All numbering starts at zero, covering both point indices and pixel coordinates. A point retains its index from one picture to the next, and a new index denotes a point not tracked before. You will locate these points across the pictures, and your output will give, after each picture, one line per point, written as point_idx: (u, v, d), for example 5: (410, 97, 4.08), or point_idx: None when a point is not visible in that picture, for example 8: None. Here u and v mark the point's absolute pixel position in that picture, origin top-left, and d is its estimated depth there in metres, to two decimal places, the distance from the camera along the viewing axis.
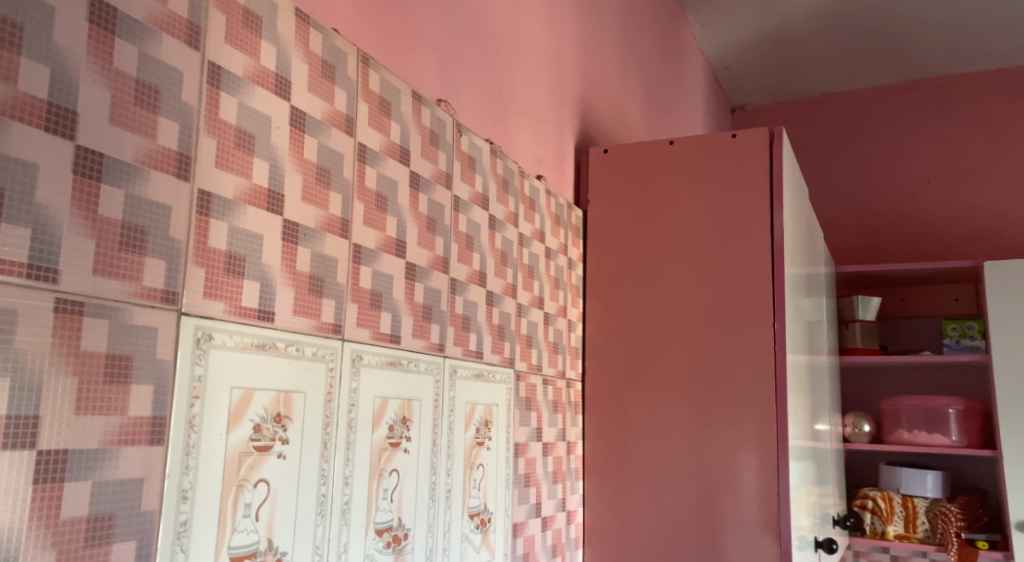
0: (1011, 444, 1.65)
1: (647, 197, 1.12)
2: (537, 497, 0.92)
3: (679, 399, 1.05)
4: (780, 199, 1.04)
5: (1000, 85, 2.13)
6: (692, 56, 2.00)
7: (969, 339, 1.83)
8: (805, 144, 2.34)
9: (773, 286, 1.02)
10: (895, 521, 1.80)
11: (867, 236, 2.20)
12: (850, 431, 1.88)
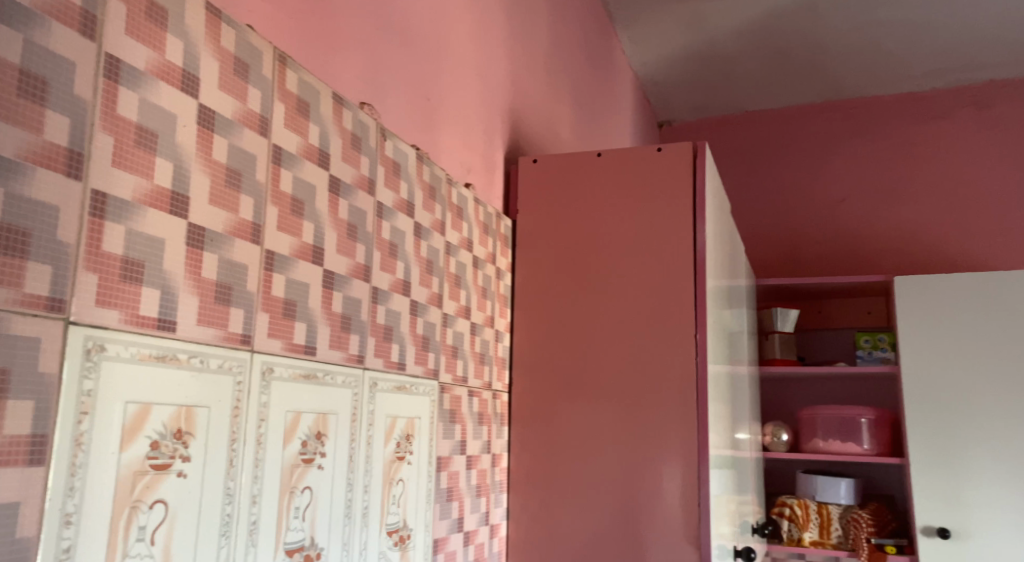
0: (919, 453, 1.71)
1: (575, 206, 1.11)
2: (460, 512, 0.90)
3: (605, 410, 1.04)
4: (702, 212, 1.05)
5: (911, 107, 2.22)
6: (621, 70, 2.01)
7: (880, 351, 1.89)
8: (729, 160, 2.39)
9: (696, 298, 1.03)
10: (811, 528, 1.84)
11: (787, 250, 2.25)
12: (769, 440, 1.92)
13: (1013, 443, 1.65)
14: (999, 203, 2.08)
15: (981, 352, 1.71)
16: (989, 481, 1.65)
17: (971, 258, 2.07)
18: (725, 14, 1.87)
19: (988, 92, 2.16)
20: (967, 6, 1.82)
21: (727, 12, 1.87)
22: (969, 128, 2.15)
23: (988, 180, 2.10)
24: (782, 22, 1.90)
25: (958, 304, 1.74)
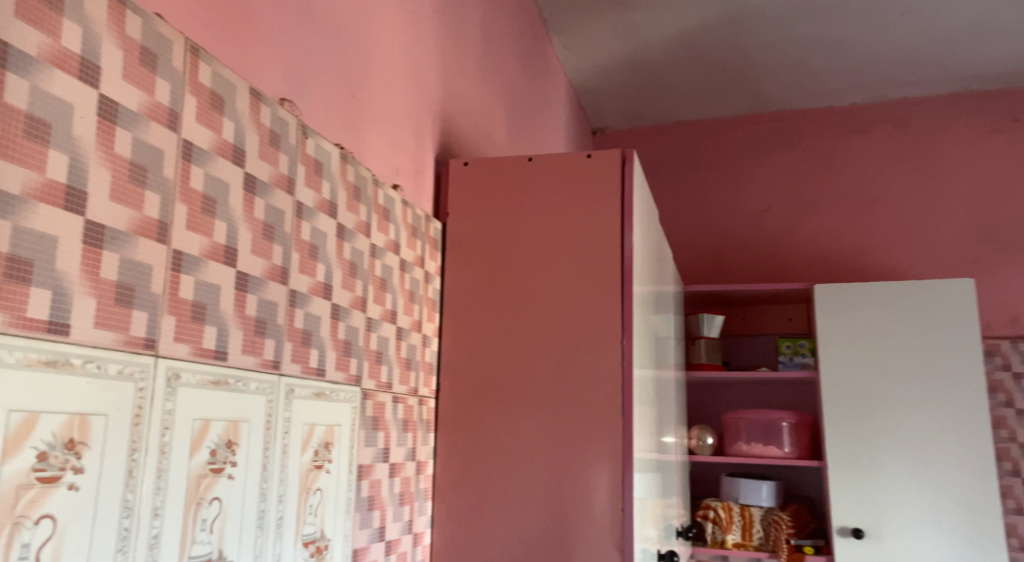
0: (836, 456, 1.76)
1: (505, 210, 1.11)
2: (382, 521, 0.88)
3: (531, 416, 1.04)
4: (629, 218, 1.06)
5: (832, 121, 2.29)
6: (556, 77, 2.02)
7: (801, 356, 1.95)
8: (660, 168, 2.42)
9: (622, 304, 1.04)
10: (734, 530, 1.88)
11: (714, 258, 2.29)
12: (695, 443, 1.95)
13: (923, 446, 1.72)
14: (912, 216, 2.16)
15: (894, 359, 1.77)
16: (901, 482, 1.71)
17: (886, 268, 2.15)
18: (656, 24, 1.90)
19: (903, 109, 2.24)
20: (885, 25, 1.88)
21: (657, 23, 1.89)
22: (885, 143, 2.23)
23: (902, 193, 2.19)
24: (711, 34, 1.93)
25: (874, 312, 1.80)
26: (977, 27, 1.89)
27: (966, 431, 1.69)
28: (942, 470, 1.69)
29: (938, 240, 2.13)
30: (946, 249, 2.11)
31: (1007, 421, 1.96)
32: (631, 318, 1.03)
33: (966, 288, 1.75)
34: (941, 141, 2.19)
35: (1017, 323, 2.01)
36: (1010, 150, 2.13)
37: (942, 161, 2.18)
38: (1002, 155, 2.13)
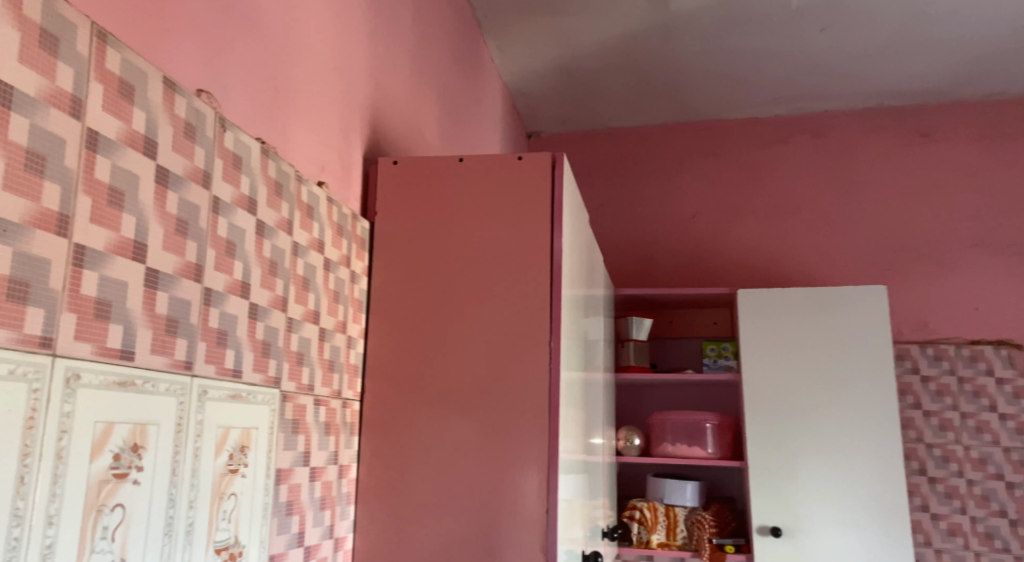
0: (760, 455, 1.93)
1: (447, 213, 1.22)
2: (301, 526, 0.99)
3: (465, 411, 1.15)
4: (559, 221, 1.19)
5: (754, 132, 2.48)
6: (490, 77, 2.14)
7: (724, 359, 2.11)
8: (594, 175, 2.57)
9: (550, 308, 1.17)
10: (659, 530, 2.03)
11: (642, 261, 2.45)
12: (622, 444, 2.09)
13: (839, 448, 1.89)
14: (827, 222, 2.36)
15: (814, 359, 1.95)
16: (819, 482, 1.89)
17: (801, 270, 2.34)
18: (593, 33, 2.04)
19: (822, 121, 2.45)
20: (801, 42, 2.07)
21: (593, 31, 2.04)
22: (803, 154, 2.43)
23: (816, 200, 2.39)
24: (642, 43, 2.09)
25: (794, 317, 1.98)
26: (880, 49, 2.09)
27: (879, 437, 1.88)
28: (858, 473, 1.87)
29: (853, 246, 2.33)
30: (858, 255, 2.32)
31: (916, 422, 2.16)
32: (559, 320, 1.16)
33: (879, 297, 1.94)
34: (858, 153, 2.40)
35: (925, 329, 2.22)
36: (917, 162, 2.35)
37: (857, 171, 2.38)
38: (911, 170, 2.35)
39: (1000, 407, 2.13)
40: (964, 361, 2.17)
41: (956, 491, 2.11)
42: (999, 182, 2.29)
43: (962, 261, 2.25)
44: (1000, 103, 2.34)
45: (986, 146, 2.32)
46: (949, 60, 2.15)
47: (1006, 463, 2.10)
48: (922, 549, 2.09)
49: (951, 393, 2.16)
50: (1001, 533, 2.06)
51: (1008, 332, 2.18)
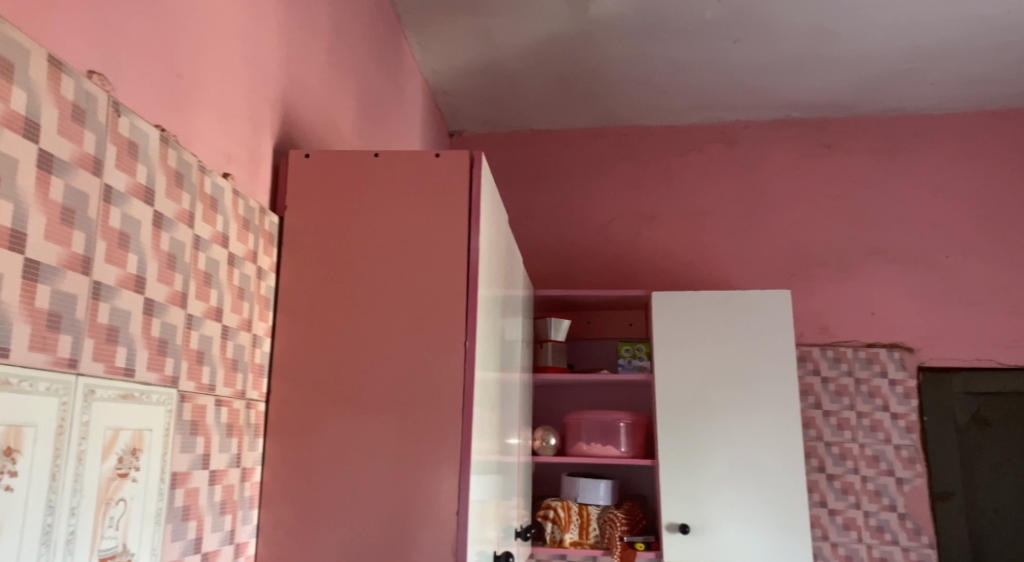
0: (666, 454, 1.96)
1: (357, 214, 1.19)
2: (198, 532, 0.95)
3: (376, 419, 1.13)
4: (476, 222, 1.18)
5: (669, 139, 2.52)
6: (411, 75, 2.10)
7: (638, 359, 2.14)
8: (516, 174, 2.56)
9: (467, 305, 1.16)
10: (571, 529, 2.04)
11: (565, 264, 2.46)
12: (538, 444, 2.10)
13: (745, 445, 1.94)
14: (741, 230, 2.42)
15: (719, 359, 2.00)
16: (723, 477, 1.93)
17: (715, 274, 2.40)
18: (513, 32, 2.03)
19: (735, 130, 2.51)
20: (718, 51, 2.11)
21: (513, 31, 2.03)
22: (715, 163, 2.49)
23: (731, 207, 2.45)
24: (562, 47, 2.09)
25: (706, 319, 2.03)
26: (792, 62, 2.16)
27: (780, 435, 1.94)
28: (760, 467, 1.93)
29: (759, 254, 2.40)
30: (768, 263, 2.39)
31: (816, 421, 2.24)
32: (474, 322, 1.15)
33: (784, 301, 2.01)
34: (767, 163, 2.47)
35: (825, 332, 2.31)
36: (822, 173, 2.44)
37: (767, 180, 2.45)
38: (817, 179, 2.44)
39: (893, 406, 2.23)
40: (861, 363, 2.27)
41: (851, 486, 2.20)
42: (896, 195, 2.40)
43: (861, 270, 2.35)
44: (900, 117, 2.45)
45: (882, 159, 2.43)
46: (854, 77, 2.23)
47: (897, 459, 2.20)
48: (819, 543, 2.17)
49: (849, 393, 2.25)
50: (891, 527, 2.16)
51: (902, 335, 2.28)
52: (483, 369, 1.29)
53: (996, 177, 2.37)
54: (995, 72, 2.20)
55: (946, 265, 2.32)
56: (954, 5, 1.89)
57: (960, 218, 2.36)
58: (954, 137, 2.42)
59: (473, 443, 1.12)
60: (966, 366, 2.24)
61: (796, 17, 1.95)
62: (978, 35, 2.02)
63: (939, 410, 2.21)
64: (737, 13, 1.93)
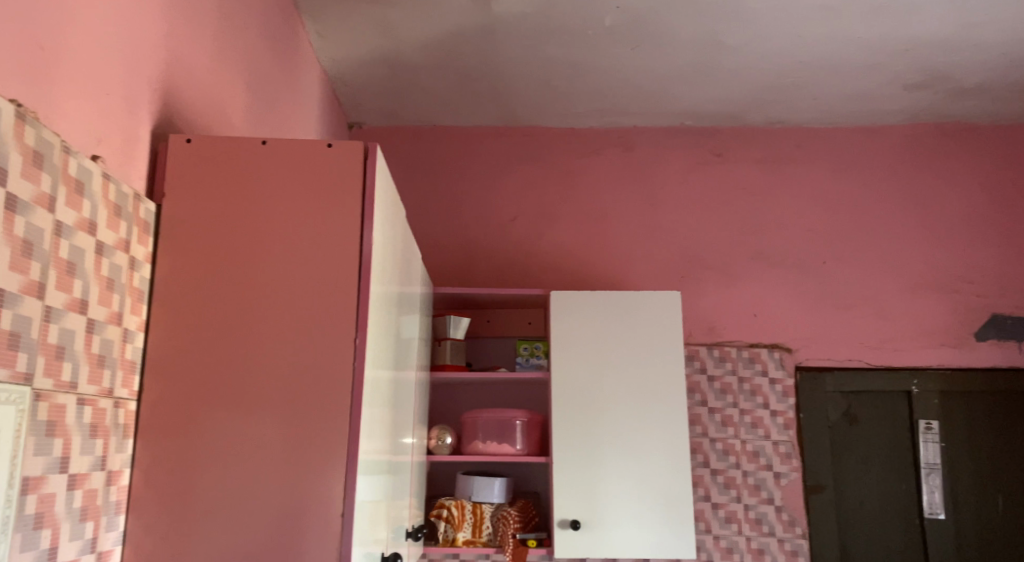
0: (560, 452, 1.97)
1: (243, 204, 1.14)
2: (53, 541, 0.90)
3: (260, 419, 1.08)
4: (370, 216, 1.15)
5: (568, 141, 2.54)
6: (307, 62, 2.03)
7: (535, 358, 2.14)
8: (416, 168, 2.51)
9: (358, 302, 1.12)
10: (465, 528, 2.01)
11: (464, 262, 2.43)
12: (434, 443, 2.06)
13: (635, 443, 1.98)
14: (637, 232, 2.47)
15: (612, 357, 2.03)
16: (614, 473, 1.96)
17: (612, 276, 2.43)
18: (414, 24, 1.99)
19: (633, 135, 2.55)
20: (618, 56, 2.14)
21: (415, 23, 1.99)
22: (613, 166, 2.52)
23: (627, 210, 2.49)
24: (464, 42, 2.07)
25: (601, 318, 2.05)
26: (688, 70, 2.21)
27: (668, 432, 1.99)
28: (648, 463, 1.97)
29: (653, 256, 2.45)
30: (661, 265, 2.44)
31: (702, 418, 2.31)
32: (365, 319, 1.12)
33: (675, 303, 2.05)
34: (662, 169, 2.52)
35: (712, 332, 2.38)
36: (713, 181, 2.51)
37: (661, 185, 2.51)
38: (708, 186, 2.51)
39: (772, 404, 2.32)
40: (744, 362, 2.35)
41: (733, 481, 2.27)
42: (780, 203, 2.49)
43: (746, 274, 2.43)
44: (784, 129, 2.55)
45: (767, 169, 2.52)
46: (745, 88, 2.31)
47: (775, 454, 2.29)
48: (702, 536, 2.23)
49: (733, 391, 2.33)
50: (769, 519, 2.24)
51: (782, 336, 2.38)
52: (375, 368, 1.25)
53: (869, 189, 2.50)
54: (871, 90, 2.32)
55: (823, 271, 2.43)
56: (838, 24, 1.98)
57: (836, 226, 2.47)
58: (832, 150, 2.54)
59: (360, 444, 1.09)
60: (839, 366, 2.36)
61: (692, 27, 1.99)
62: (857, 55, 2.12)
63: (814, 407, 2.33)
64: (637, 19, 1.96)
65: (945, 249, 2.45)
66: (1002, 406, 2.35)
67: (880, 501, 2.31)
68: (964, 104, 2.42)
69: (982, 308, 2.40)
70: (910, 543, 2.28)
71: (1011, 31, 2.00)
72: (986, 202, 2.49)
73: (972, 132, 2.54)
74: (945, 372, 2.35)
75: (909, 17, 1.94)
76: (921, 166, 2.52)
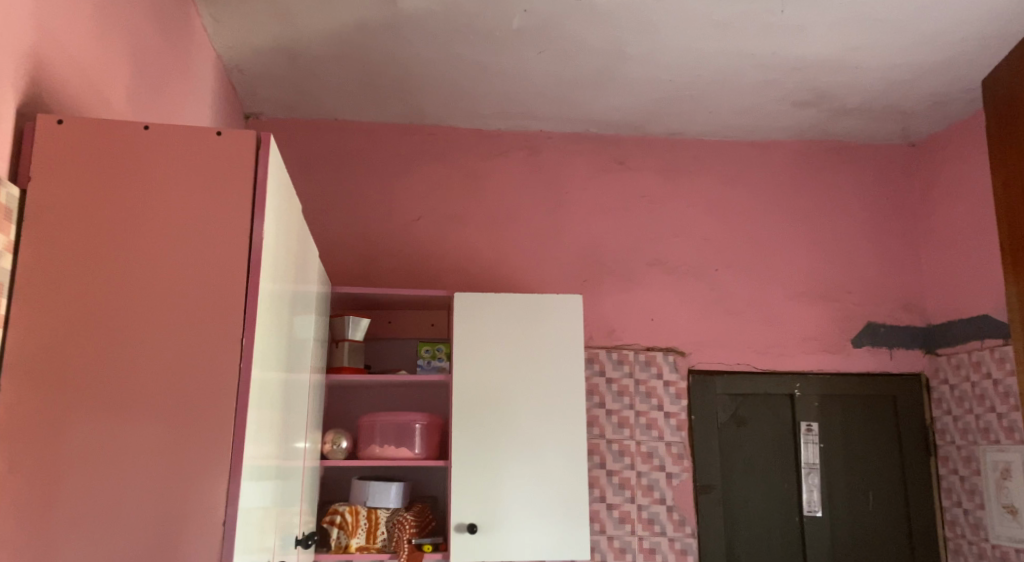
0: (457, 455, 1.93)
1: (121, 193, 1.05)
2: None
3: (136, 423, 1.00)
4: (261, 210, 1.07)
5: (474, 142, 2.50)
6: (200, 47, 1.92)
7: (437, 360, 2.07)
8: (315, 162, 2.42)
9: (247, 299, 1.05)
10: (358, 534, 1.94)
11: (363, 260, 2.36)
12: (328, 448, 1.98)
13: (534, 445, 1.96)
14: (540, 235, 2.45)
15: (513, 360, 2.00)
16: (508, 475, 1.93)
17: (515, 279, 2.41)
18: (313, 15, 1.91)
19: (537, 139, 2.53)
20: (523, 60, 2.12)
21: (317, 14, 1.91)
22: (519, 169, 2.50)
23: (531, 213, 2.47)
24: (369, 36, 2.00)
25: (503, 320, 2.02)
26: (592, 78, 2.21)
27: (567, 435, 1.97)
28: (543, 463, 1.95)
29: (554, 259, 2.44)
30: (562, 269, 2.43)
31: (599, 420, 2.32)
32: (253, 318, 1.04)
33: (576, 307, 2.05)
34: (565, 174, 2.51)
35: (611, 335, 2.39)
36: (615, 187, 2.52)
37: (564, 189, 2.50)
38: (609, 192, 2.52)
39: (666, 406, 2.35)
40: (640, 365, 2.37)
41: (628, 482, 2.29)
42: (678, 211, 2.53)
43: (645, 279, 2.45)
44: (683, 140, 2.59)
45: (666, 178, 2.55)
46: (647, 98, 2.32)
47: (668, 455, 2.32)
48: (597, 537, 2.23)
49: (630, 394, 2.35)
50: (660, 519, 2.27)
51: (679, 341, 2.41)
52: (265, 369, 1.17)
53: (761, 201, 2.57)
54: (769, 106, 2.39)
55: (718, 278, 2.48)
56: (740, 40, 2.01)
57: (730, 235, 2.53)
58: (729, 162, 2.59)
59: (245, 448, 1.02)
60: (728, 369, 2.41)
61: (598, 35, 1.99)
62: (752, 72, 2.17)
63: (704, 409, 2.37)
64: (544, 23, 1.94)
65: (829, 261, 2.54)
66: (875, 408, 2.45)
67: (764, 500, 2.36)
68: (848, 123, 2.52)
69: (861, 317, 2.50)
70: (791, 540, 2.34)
71: (894, 57, 2.09)
72: (866, 217, 2.59)
73: (853, 151, 2.65)
74: (827, 376, 2.44)
75: (802, 38, 2.00)
76: (811, 181, 2.60)
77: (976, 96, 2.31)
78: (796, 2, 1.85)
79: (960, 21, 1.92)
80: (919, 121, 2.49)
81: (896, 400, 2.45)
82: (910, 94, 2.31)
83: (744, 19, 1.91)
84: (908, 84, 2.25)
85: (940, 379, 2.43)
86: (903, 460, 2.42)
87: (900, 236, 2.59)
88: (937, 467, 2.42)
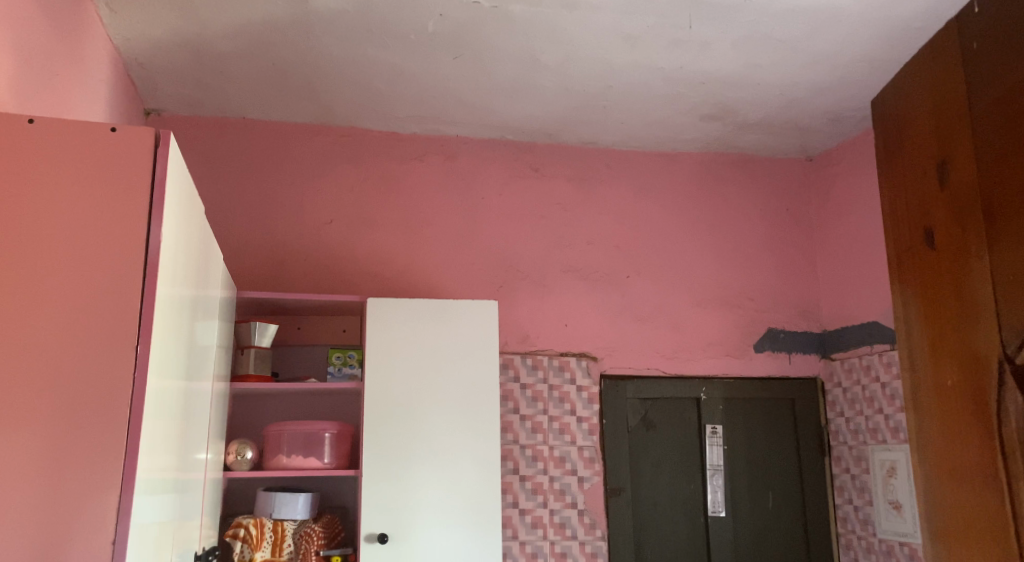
0: (369, 462, 1.89)
1: (7, 190, 0.99)
2: None
3: (16, 434, 0.94)
4: (159, 210, 1.02)
5: (387, 145, 2.47)
6: (94, 38, 1.83)
7: (348, 367, 2.01)
8: (221, 162, 2.34)
9: (142, 306, 1.00)
10: (264, 547, 1.85)
11: (273, 264, 2.30)
12: (232, 459, 1.90)
13: (445, 451, 1.95)
14: (454, 241, 2.44)
15: (426, 365, 1.98)
16: (420, 481, 1.91)
17: (428, 284, 2.39)
18: (218, 9, 1.85)
19: (451, 143, 2.52)
20: (436, 64, 2.10)
21: (221, 8, 1.85)
22: (432, 172, 2.48)
23: (445, 217, 2.45)
24: (276, 32, 1.95)
25: (417, 325, 2.00)
26: (504, 85, 2.22)
27: (479, 440, 1.97)
28: (453, 469, 1.94)
29: (469, 265, 2.43)
30: (477, 275, 2.42)
31: (513, 425, 2.32)
32: (150, 324, 0.99)
33: (490, 312, 2.05)
34: (480, 179, 2.51)
35: (525, 341, 2.40)
36: (528, 193, 2.53)
37: (478, 194, 2.50)
38: (523, 198, 2.53)
39: (579, 410, 2.38)
40: (554, 371, 2.39)
41: (540, 487, 2.29)
42: (590, 218, 2.56)
43: (558, 285, 2.47)
44: (594, 149, 2.63)
45: (579, 186, 2.58)
46: (559, 106, 2.35)
47: (580, 459, 2.34)
48: (509, 543, 2.24)
49: (543, 399, 2.36)
50: (572, 522, 2.28)
51: (590, 347, 2.44)
52: (163, 377, 1.12)
53: (668, 209, 2.63)
54: (677, 118, 2.44)
55: (628, 285, 2.53)
56: (650, 53, 2.05)
57: (640, 242, 2.58)
58: (640, 171, 2.65)
59: (138, 461, 0.97)
60: (639, 374, 2.45)
61: (512, 43, 2.00)
62: (658, 84, 2.22)
63: (615, 413, 2.41)
64: (457, 28, 1.94)
65: (734, 269, 2.62)
66: (775, 411, 2.54)
67: (671, 501, 2.41)
68: (749, 137, 2.61)
69: (763, 324, 2.59)
70: (696, 540, 2.40)
71: (792, 75, 2.18)
72: (767, 227, 2.69)
73: (755, 163, 2.75)
74: (729, 380, 2.52)
75: (706, 53, 2.06)
76: (716, 191, 2.69)
77: (866, 115, 2.43)
78: (701, 19, 1.90)
79: (853, 42, 2.02)
80: (814, 137, 2.60)
81: (794, 403, 2.55)
82: (807, 111, 2.41)
83: (651, 33, 1.95)
84: (805, 101, 2.34)
85: (835, 382, 2.54)
86: (801, 461, 2.51)
87: (798, 246, 2.70)
88: (831, 466, 2.52)
